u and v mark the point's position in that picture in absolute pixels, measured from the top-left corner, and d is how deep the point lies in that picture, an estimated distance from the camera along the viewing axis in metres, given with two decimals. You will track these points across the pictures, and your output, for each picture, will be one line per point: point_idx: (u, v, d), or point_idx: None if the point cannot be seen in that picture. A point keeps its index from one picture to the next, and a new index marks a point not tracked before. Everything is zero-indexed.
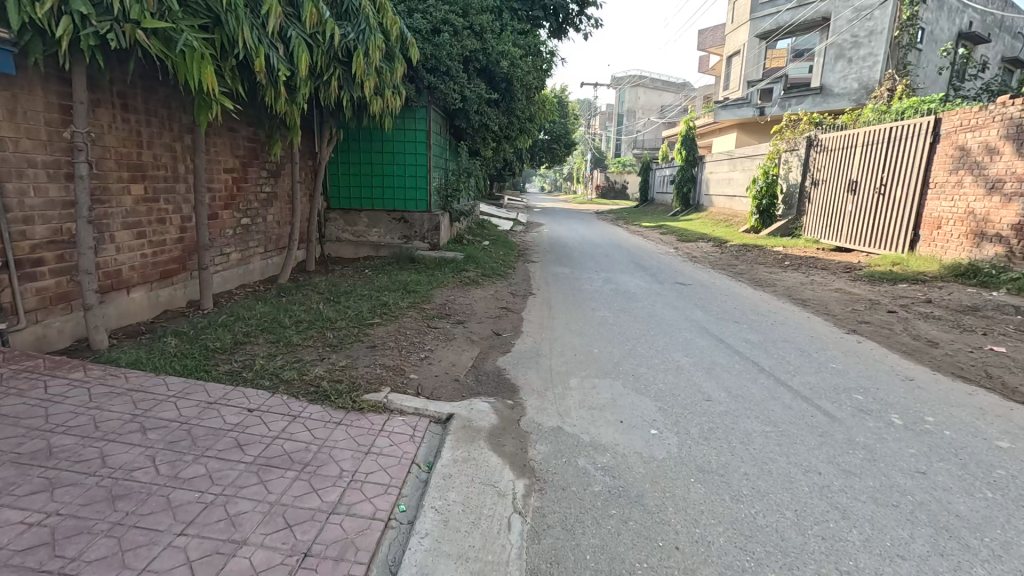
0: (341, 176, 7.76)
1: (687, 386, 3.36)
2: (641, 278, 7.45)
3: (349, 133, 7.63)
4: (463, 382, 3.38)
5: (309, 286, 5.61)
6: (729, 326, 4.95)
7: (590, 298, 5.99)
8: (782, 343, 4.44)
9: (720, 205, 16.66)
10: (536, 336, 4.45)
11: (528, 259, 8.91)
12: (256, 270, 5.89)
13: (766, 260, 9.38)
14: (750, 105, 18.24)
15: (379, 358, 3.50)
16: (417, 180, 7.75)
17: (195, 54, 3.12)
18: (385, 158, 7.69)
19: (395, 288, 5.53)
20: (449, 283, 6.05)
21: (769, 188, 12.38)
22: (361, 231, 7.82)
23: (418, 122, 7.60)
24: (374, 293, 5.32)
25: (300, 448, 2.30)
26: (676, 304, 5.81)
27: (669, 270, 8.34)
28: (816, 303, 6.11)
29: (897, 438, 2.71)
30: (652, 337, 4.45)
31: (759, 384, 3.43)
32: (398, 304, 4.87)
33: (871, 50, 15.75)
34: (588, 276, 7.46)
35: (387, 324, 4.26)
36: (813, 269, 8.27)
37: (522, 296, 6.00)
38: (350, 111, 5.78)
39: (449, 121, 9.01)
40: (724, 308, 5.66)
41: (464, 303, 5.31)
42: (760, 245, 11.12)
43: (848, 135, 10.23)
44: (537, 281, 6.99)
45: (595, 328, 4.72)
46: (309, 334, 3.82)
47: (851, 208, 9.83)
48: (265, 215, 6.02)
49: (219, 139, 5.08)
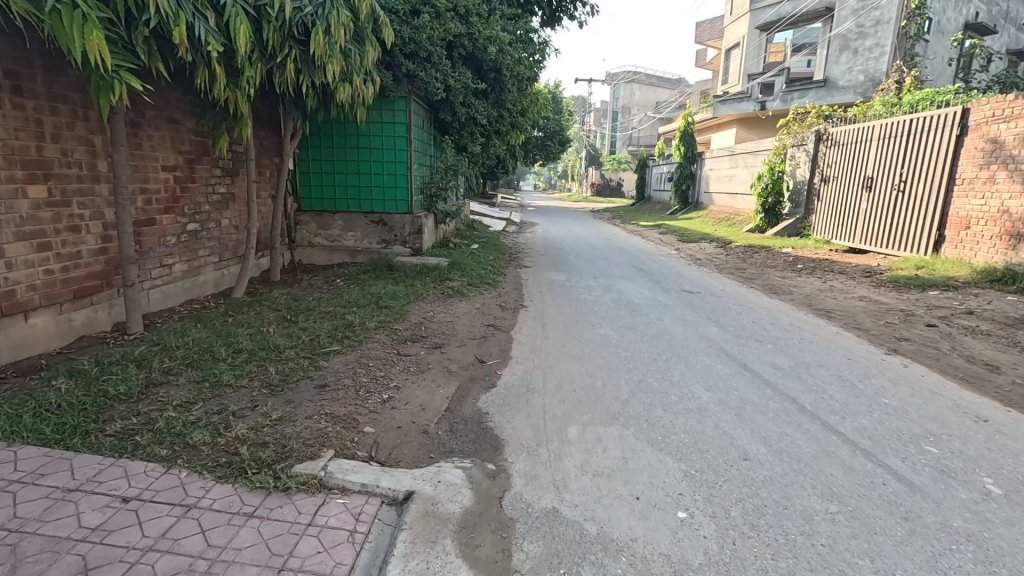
0: (312, 174, 7.02)
1: (717, 438, 2.66)
2: (644, 285, 6.76)
3: (320, 126, 6.89)
4: (433, 435, 2.66)
5: (266, 301, 4.88)
6: (750, 346, 4.27)
7: (590, 311, 5.29)
8: (819, 368, 3.76)
9: (721, 204, 15.99)
10: (527, 363, 3.74)
11: (520, 263, 8.21)
12: (207, 282, 5.15)
13: (776, 264, 8.70)
14: (750, 100, 17.80)
15: (327, 402, 2.79)
16: (396, 178, 7.02)
17: (75, 14, 2.40)
18: (360, 154, 6.96)
19: (367, 303, 4.82)
20: (429, 296, 5.33)
21: (775, 185, 11.59)
22: (335, 235, 7.09)
23: (397, 114, 6.86)
24: (342, 309, 4.61)
25: (178, 571, 1.59)
26: (687, 318, 5.11)
27: (673, 275, 7.67)
28: (843, 316, 5.42)
29: (1009, 520, 2.02)
30: (664, 364, 3.75)
31: (804, 431, 2.74)
32: (365, 324, 4.15)
33: (878, 41, 14.97)
34: (586, 283, 6.77)
35: (348, 352, 3.55)
36: (829, 274, 7.62)
37: (512, 309, 5.30)
38: (313, 99, 5.03)
39: (433, 113, 8.29)
40: (741, 323, 4.98)
41: (444, 320, 4.58)
42: (767, 246, 10.47)
43: (861, 129, 9.56)
44: (530, 290, 6.28)
45: (598, 352, 4.01)
46: (248, 369, 3.11)
47: (867, 207, 9.16)
48: (218, 219, 5.28)
49: (156, 132, 4.36)
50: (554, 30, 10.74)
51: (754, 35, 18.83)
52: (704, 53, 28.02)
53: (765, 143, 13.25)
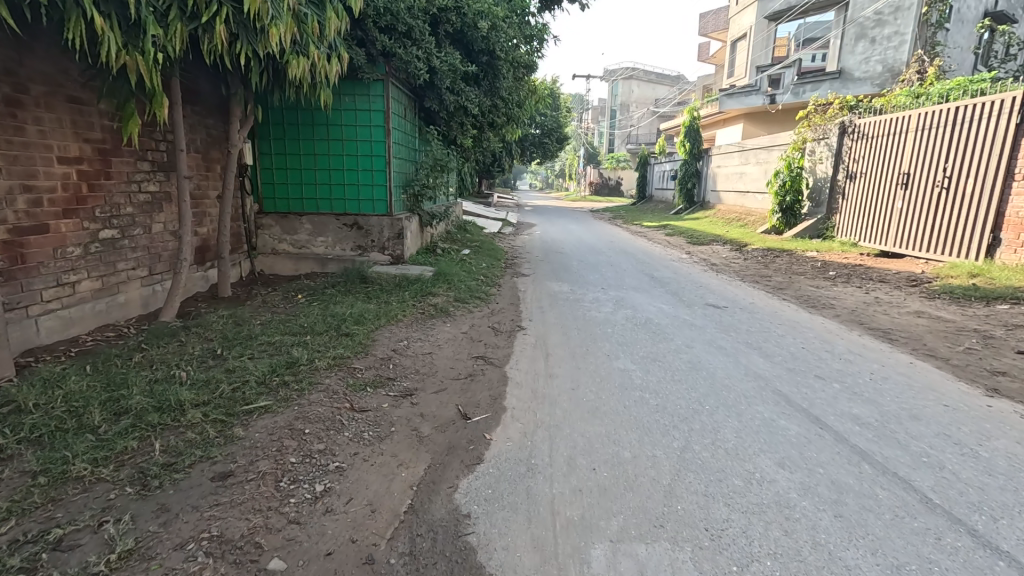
0: (275, 170, 6.07)
1: (822, 568, 1.71)
2: (661, 298, 5.82)
3: (283, 114, 5.92)
4: (381, 568, 1.70)
5: (201, 325, 3.90)
6: (812, 387, 3.32)
7: (603, 334, 4.34)
8: (916, 423, 2.81)
9: (731, 203, 15.07)
10: (526, 418, 2.79)
11: (517, 271, 7.25)
12: (131, 302, 4.18)
13: (804, 269, 7.76)
14: (760, 93, 16.70)
15: (220, 511, 1.82)
16: (372, 174, 6.07)
17: None
18: (330, 147, 6.00)
19: (325, 329, 3.85)
20: (405, 316, 4.36)
21: (793, 183, 10.71)
22: (303, 241, 6.15)
23: (371, 99, 5.88)
24: (292, 338, 3.63)
25: None
26: (722, 343, 4.16)
27: (691, 285, 6.75)
28: (907, 338, 4.50)
29: None
30: (710, 419, 2.80)
31: (952, 552, 1.79)
32: (315, 361, 3.19)
33: (897, 28, 13.99)
34: (593, 296, 5.83)
35: (281, 411, 2.56)
36: (869, 282, 6.71)
37: (508, 332, 4.35)
38: (257, 76, 4.05)
39: (417, 102, 7.36)
40: (789, 351, 4.04)
41: (421, 352, 3.62)
42: (788, 249, 9.56)
43: (895, 120, 8.61)
44: (530, 305, 5.33)
45: (619, 398, 3.07)
46: (119, 447, 2.14)
47: (902, 206, 8.24)
48: (147, 224, 4.32)
49: (45, 114, 3.39)
50: (551, 12, 9.77)
51: (761, 25, 17.85)
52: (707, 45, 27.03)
53: (779, 137, 12.25)
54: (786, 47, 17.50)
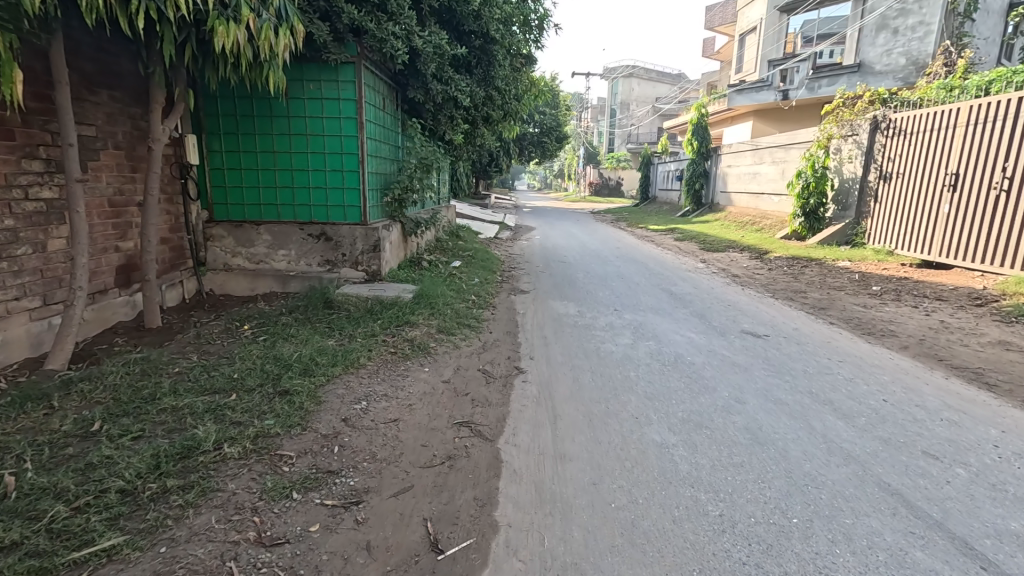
0: (227, 171, 5.13)
1: None
2: (687, 323, 4.87)
3: (234, 104, 4.96)
4: None
5: (95, 377, 2.92)
6: (925, 473, 2.37)
7: (624, 381, 3.40)
8: None
9: (743, 205, 14.14)
10: (527, 550, 1.84)
11: (514, 287, 6.29)
12: (13, 344, 3.21)
13: (842, 283, 6.82)
14: (772, 88, 15.82)
15: None
16: (342, 175, 5.13)
17: None
18: (292, 143, 5.06)
19: (258, 385, 2.88)
20: (371, 359, 3.41)
21: (818, 184, 9.75)
22: (261, 254, 5.20)
23: (339, 84, 4.92)
24: (207, 400, 2.66)
25: None
26: (779, 395, 3.21)
27: (718, 303, 5.80)
28: (1010, 384, 3.54)
29: None
30: (809, 551, 1.83)
31: None
32: (222, 449, 2.21)
33: (922, 18, 13.08)
34: (606, 320, 4.88)
35: (134, 559, 1.61)
36: (924, 300, 5.78)
37: (503, 379, 3.41)
38: (170, 45, 3.09)
39: (400, 91, 6.42)
40: (871, 407, 3.09)
41: (384, 419, 2.66)
42: (815, 257, 8.62)
43: (938, 115, 7.65)
44: (531, 335, 4.37)
45: (661, 502, 2.12)
46: None
47: (948, 211, 7.29)
48: (38, 242, 3.35)
49: None
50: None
51: (773, 18, 17.04)
52: (711, 41, 26.08)
53: (799, 135, 11.29)
54: (795, 43, 16.54)
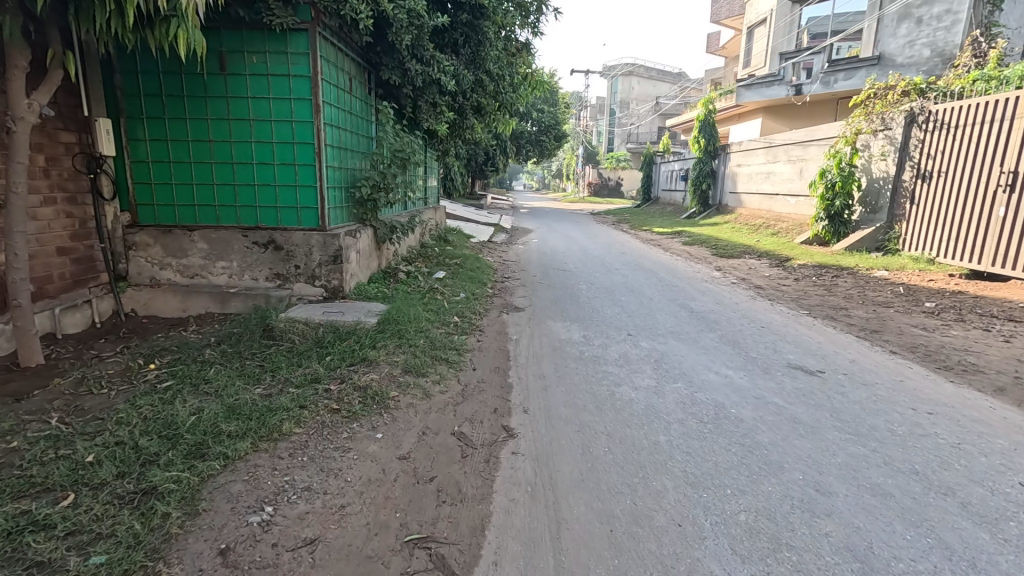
0: (153, 165, 4.16)
1: None
2: (720, 354, 3.93)
3: (159, 82, 4.01)
4: None
5: None
6: None
7: (654, 453, 2.44)
8: None
9: (755, 207, 13.24)
10: None
11: (507, 303, 5.35)
12: None
13: (887, 298, 5.89)
14: (784, 83, 14.74)
15: None
16: (295, 169, 4.19)
17: None
18: (232, 130, 4.11)
19: (115, 477, 1.94)
20: (302, 423, 2.45)
21: (844, 184, 8.89)
22: (196, 267, 4.24)
23: (290, 57, 3.99)
24: (15, 513, 1.72)
25: None
26: (876, 479, 2.26)
27: (749, 325, 4.88)
28: None
29: None
30: None
31: None
32: None
33: (948, 6, 12.20)
34: (619, 350, 3.93)
35: None
36: (992, 321, 4.86)
37: (487, 449, 2.45)
38: None
39: (372, 70, 5.47)
40: (1014, 501, 2.13)
41: (292, 545, 1.70)
42: (845, 265, 7.72)
43: (989, 105, 6.66)
44: (525, 373, 3.41)
45: None
46: None
47: (1002, 214, 6.35)
48: None
49: None
50: None
51: (784, 10, 16.29)
52: (713, 37, 25.26)
53: (818, 131, 10.37)
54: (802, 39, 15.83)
